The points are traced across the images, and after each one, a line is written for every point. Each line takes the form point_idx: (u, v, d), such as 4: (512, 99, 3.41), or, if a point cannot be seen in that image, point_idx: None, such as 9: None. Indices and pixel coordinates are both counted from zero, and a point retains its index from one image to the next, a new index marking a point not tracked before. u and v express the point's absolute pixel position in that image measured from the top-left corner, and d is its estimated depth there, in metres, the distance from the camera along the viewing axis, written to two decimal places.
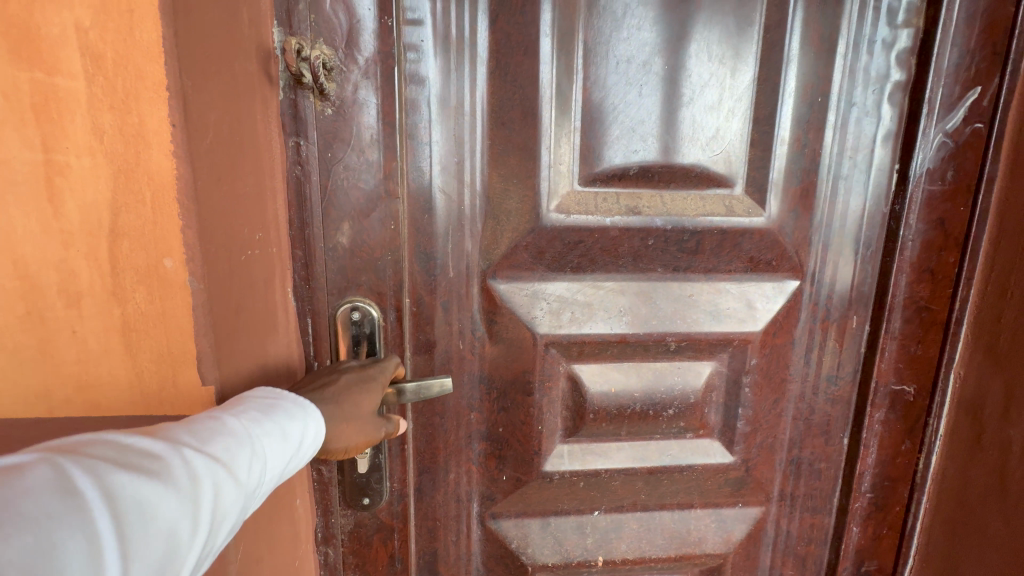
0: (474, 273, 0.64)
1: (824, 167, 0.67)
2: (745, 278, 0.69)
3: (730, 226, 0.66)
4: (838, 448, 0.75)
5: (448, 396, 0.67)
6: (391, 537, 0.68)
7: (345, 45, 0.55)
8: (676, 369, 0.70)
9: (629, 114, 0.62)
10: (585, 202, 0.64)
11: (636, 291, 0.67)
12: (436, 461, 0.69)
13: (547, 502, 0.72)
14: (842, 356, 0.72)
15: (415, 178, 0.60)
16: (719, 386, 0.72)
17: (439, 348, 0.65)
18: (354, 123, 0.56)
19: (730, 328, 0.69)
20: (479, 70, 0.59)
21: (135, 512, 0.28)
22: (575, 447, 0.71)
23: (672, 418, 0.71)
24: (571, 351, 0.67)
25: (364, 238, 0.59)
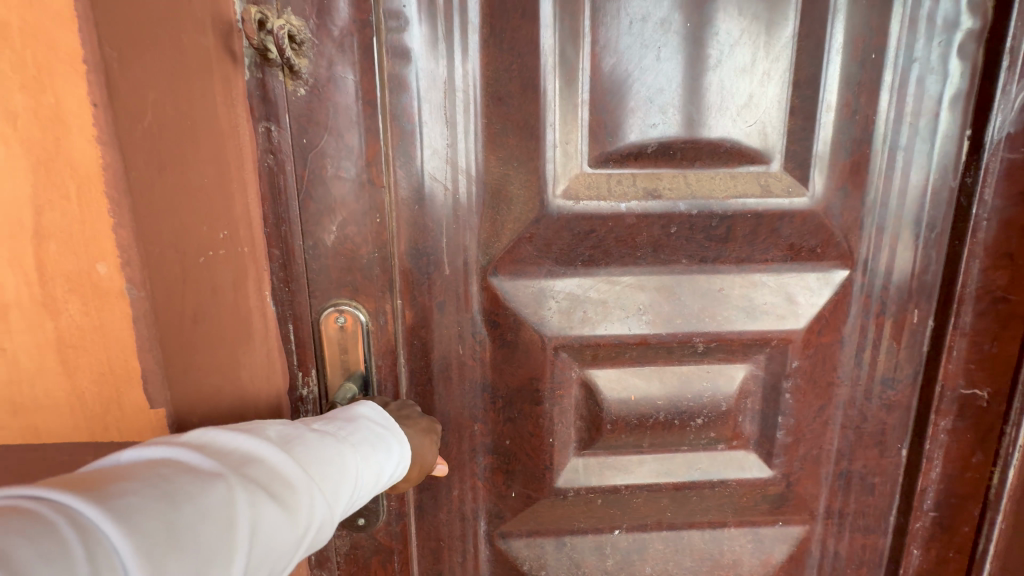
0: (472, 270, 0.57)
1: (879, 136, 0.57)
2: (784, 269, 0.60)
3: (766, 208, 0.57)
4: (895, 460, 0.66)
5: (447, 406, 0.60)
6: (391, 559, 0.63)
7: (316, 13, 0.48)
8: (705, 373, 0.62)
9: (645, 82, 0.54)
10: (597, 185, 0.56)
11: (658, 286, 0.59)
12: (437, 477, 0.62)
13: (562, 520, 0.65)
14: (901, 356, 0.63)
15: (403, 165, 0.53)
16: (754, 392, 0.63)
17: (437, 353, 0.59)
18: (331, 105, 0.50)
19: (767, 326, 0.60)
20: (471, 39, 0.52)
21: (260, 544, 0.31)
22: (593, 461, 0.63)
23: (701, 429, 0.63)
24: (585, 354, 0.60)
25: (348, 233, 0.53)
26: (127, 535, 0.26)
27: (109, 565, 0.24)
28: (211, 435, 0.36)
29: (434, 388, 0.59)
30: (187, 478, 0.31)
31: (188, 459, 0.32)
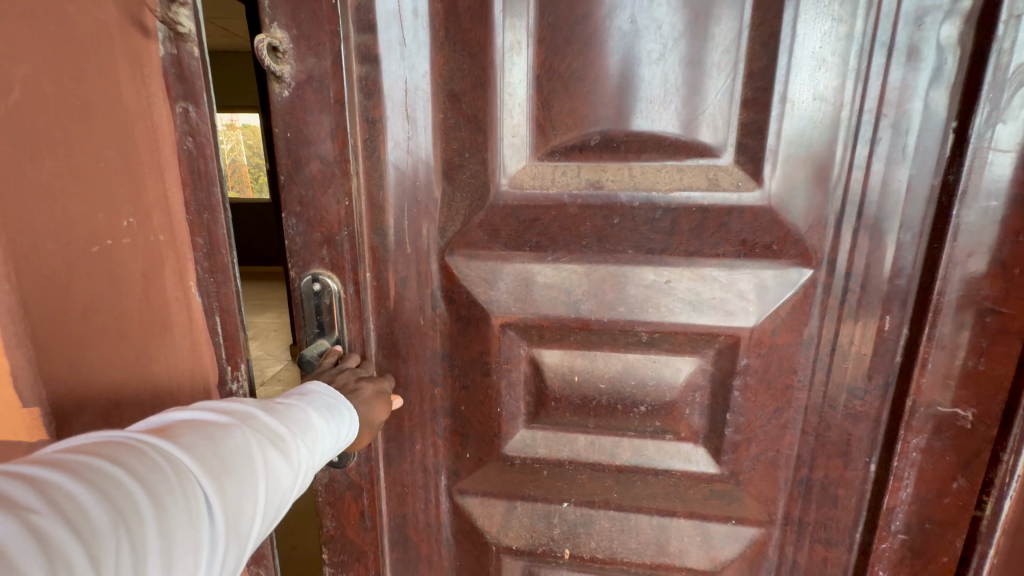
0: (432, 249, 0.64)
1: (844, 129, 0.53)
2: (739, 264, 0.58)
3: (711, 203, 0.58)
4: (861, 474, 0.62)
5: (410, 369, 0.68)
6: (361, 498, 0.72)
7: (296, 24, 0.56)
8: (651, 362, 0.63)
9: (587, 78, 0.56)
10: (541, 176, 0.60)
11: (603, 275, 0.61)
12: (401, 431, 0.71)
13: (512, 485, 0.70)
14: (869, 365, 0.59)
15: (370, 155, 0.61)
16: (702, 386, 0.63)
17: (400, 321, 0.67)
18: (310, 102, 0.58)
19: (715, 320, 0.60)
20: (428, 41, 0.58)
21: (274, 476, 0.41)
22: (540, 435, 0.68)
23: (645, 416, 0.65)
24: (531, 333, 0.64)
25: (322, 213, 0.62)
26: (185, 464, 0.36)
27: (183, 478, 0.35)
28: (215, 402, 0.45)
29: (397, 352, 0.67)
30: (213, 428, 0.40)
31: (204, 417, 0.42)
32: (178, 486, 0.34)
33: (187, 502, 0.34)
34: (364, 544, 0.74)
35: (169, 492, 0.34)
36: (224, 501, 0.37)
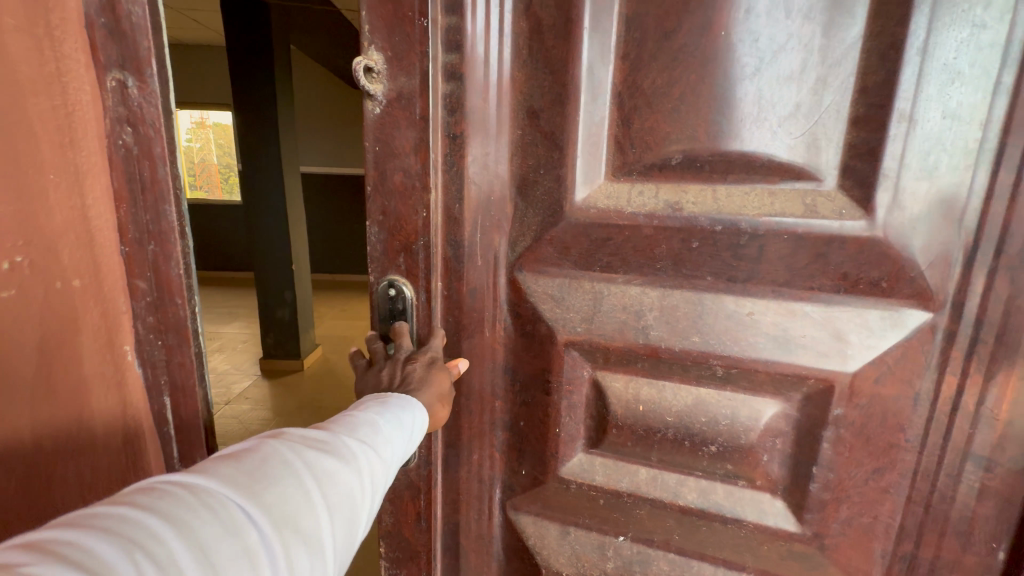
0: (501, 262, 0.64)
1: (984, 153, 0.46)
2: (839, 301, 0.52)
3: (807, 230, 0.52)
4: (983, 560, 0.53)
5: (472, 379, 0.68)
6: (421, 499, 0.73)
7: (392, 46, 0.59)
8: (726, 399, 0.58)
9: (671, 94, 0.54)
10: (616, 195, 0.59)
11: (677, 301, 0.57)
12: (460, 439, 0.71)
13: (567, 509, 0.68)
14: (1001, 432, 0.50)
15: (450, 169, 0.63)
16: (785, 432, 0.57)
17: (466, 331, 0.67)
18: (399, 119, 0.61)
19: (805, 361, 0.54)
20: (511, 59, 0.59)
21: (323, 474, 0.43)
22: (599, 463, 0.65)
23: (715, 457, 0.61)
24: (595, 356, 0.62)
25: (401, 222, 0.64)
26: (215, 486, 0.38)
27: (214, 500, 0.37)
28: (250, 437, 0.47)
29: (460, 362, 0.68)
30: (241, 452, 0.42)
31: (234, 446, 0.43)
32: (207, 506, 0.36)
33: (222, 515, 0.36)
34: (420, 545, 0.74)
35: (201, 514, 0.35)
36: (266, 507, 0.38)
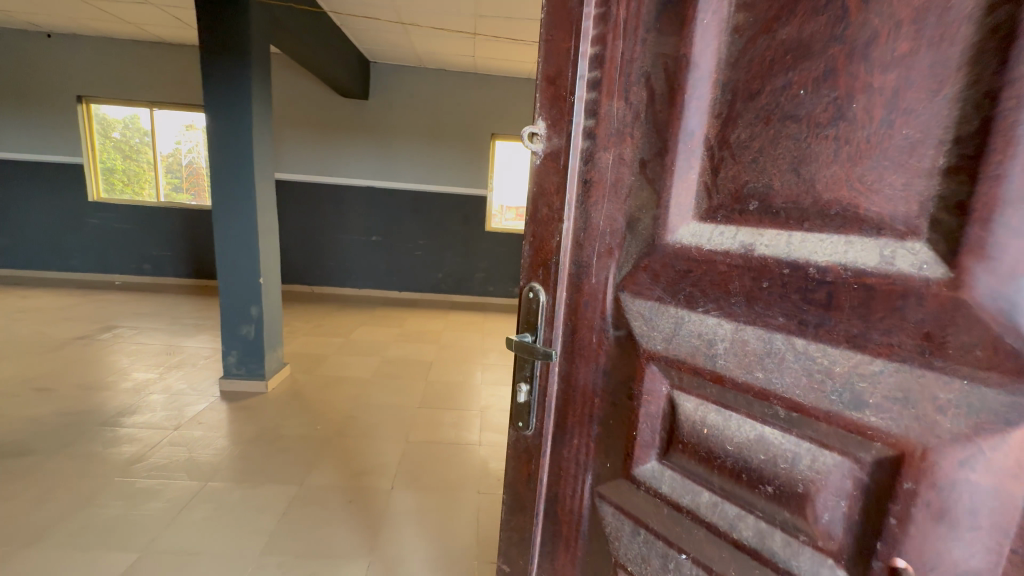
0: (607, 287, 0.63)
1: None
2: (921, 367, 0.39)
3: (876, 278, 0.42)
4: None
5: (578, 373, 0.68)
6: (539, 456, 0.74)
7: (551, 117, 0.67)
8: (791, 445, 0.49)
9: (751, 157, 0.51)
10: (700, 235, 0.55)
11: (748, 336, 0.50)
12: (564, 424, 0.70)
13: (638, 508, 0.62)
14: None
15: (581, 206, 0.65)
16: (849, 493, 0.45)
17: (580, 332, 0.67)
18: (550, 168, 0.68)
19: (872, 420, 0.42)
20: (633, 119, 0.60)
21: None
22: (669, 477, 0.60)
23: (772, 499, 0.51)
24: (671, 374, 0.58)
25: (541, 240, 0.70)
26: None
27: None
28: None
29: (570, 358, 0.68)
30: None
31: None
32: None
33: None
34: (532, 503, 0.75)
35: None
36: None
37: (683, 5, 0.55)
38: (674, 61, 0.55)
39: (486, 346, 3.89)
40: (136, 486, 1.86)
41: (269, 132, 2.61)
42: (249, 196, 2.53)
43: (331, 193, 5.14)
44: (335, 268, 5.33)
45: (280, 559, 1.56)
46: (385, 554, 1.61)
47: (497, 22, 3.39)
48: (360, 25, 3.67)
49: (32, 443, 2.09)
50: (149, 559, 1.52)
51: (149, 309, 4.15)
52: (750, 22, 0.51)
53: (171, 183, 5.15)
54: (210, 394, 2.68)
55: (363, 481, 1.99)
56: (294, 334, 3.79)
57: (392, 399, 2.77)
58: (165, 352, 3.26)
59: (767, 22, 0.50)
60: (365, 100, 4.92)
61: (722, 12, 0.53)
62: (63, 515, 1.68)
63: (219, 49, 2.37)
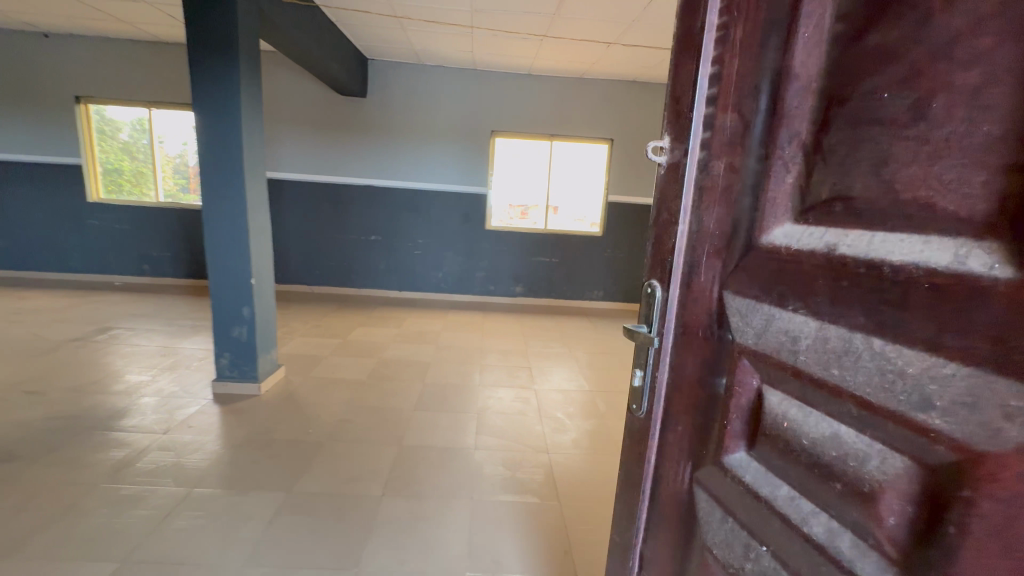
0: (713, 287, 0.61)
1: None
2: (989, 372, 0.35)
3: (950, 274, 0.38)
4: None
5: (681, 366, 0.67)
6: (646, 442, 0.74)
7: (674, 130, 0.68)
8: (861, 446, 0.45)
9: (838, 158, 0.48)
10: (793, 234, 0.52)
11: (826, 332, 0.46)
12: (667, 411, 0.70)
13: (722, 498, 0.60)
14: None
15: (691, 213, 0.65)
16: (907, 493, 0.41)
17: (689, 327, 0.65)
18: (671, 178, 0.68)
19: (937, 423, 0.38)
20: (744, 128, 0.57)
21: None
22: (754, 469, 0.57)
23: (840, 500, 0.47)
24: (760, 369, 0.55)
25: (660, 242, 0.71)
26: None
27: None
28: None
29: (675, 350, 0.68)
30: None
31: None
32: None
33: None
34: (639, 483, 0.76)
35: None
36: None
37: (789, 14, 0.52)
38: (778, 75, 0.54)
39: (485, 346, 3.87)
40: (120, 493, 1.84)
41: (260, 129, 2.58)
42: (240, 194, 2.50)
43: (331, 191, 5.12)
44: (334, 268, 5.31)
45: (261, 570, 1.52)
46: (374, 563, 1.58)
47: (492, 17, 3.34)
48: (353, 20, 3.63)
49: (19, 448, 2.08)
50: (129, 569, 1.50)
51: (146, 311, 4.15)
52: (846, 30, 0.48)
53: (176, 183, 5.11)
54: (202, 397, 2.66)
55: (353, 487, 1.96)
56: (291, 335, 3.78)
57: (388, 402, 2.73)
58: (159, 353, 3.25)
59: (864, 23, 0.46)
60: (362, 98, 4.89)
61: (825, 19, 0.49)
62: (45, 522, 1.67)
63: (207, 45, 2.35)
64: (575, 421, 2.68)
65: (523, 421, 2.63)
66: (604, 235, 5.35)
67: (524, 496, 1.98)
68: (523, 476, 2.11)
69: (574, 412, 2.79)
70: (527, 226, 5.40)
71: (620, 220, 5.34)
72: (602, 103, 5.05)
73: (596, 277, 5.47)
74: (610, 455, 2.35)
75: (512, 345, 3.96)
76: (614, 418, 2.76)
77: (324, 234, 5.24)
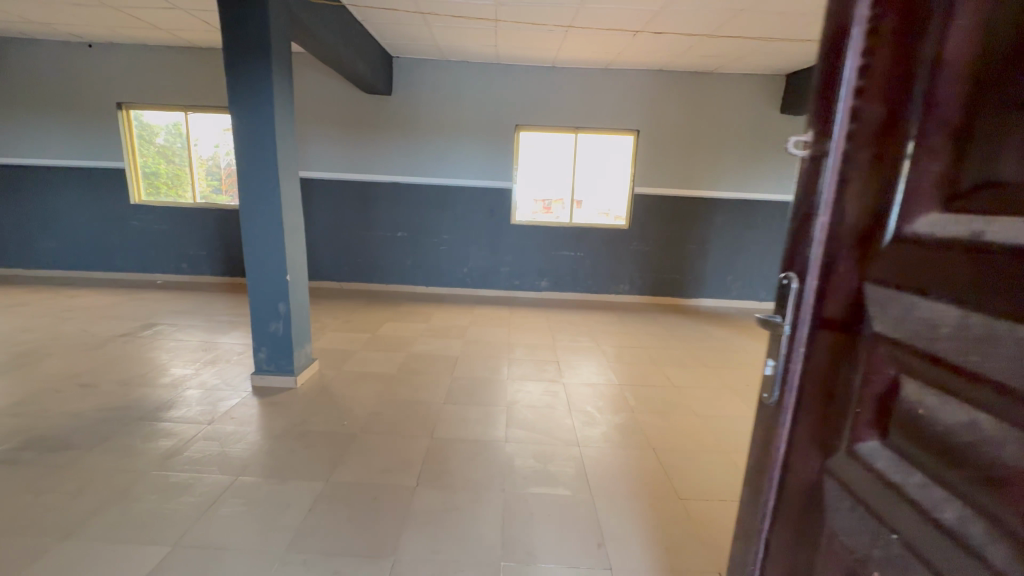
0: (851, 275, 0.67)
1: None
2: None
3: None
4: None
5: (813, 354, 0.73)
6: (776, 427, 0.80)
7: (816, 122, 0.73)
8: (1000, 433, 0.50)
9: (989, 146, 0.52)
10: (938, 225, 0.57)
11: (976, 320, 0.52)
12: (797, 404, 0.76)
13: (856, 482, 0.66)
14: None
15: (831, 201, 0.70)
16: None
17: (825, 319, 0.71)
18: (810, 169, 0.74)
19: None
20: (889, 118, 0.62)
21: None
22: (888, 455, 0.62)
23: (977, 484, 0.52)
24: (898, 357, 0.61)
25: (798, 233, 0.76)
26: None
27: None
28: None
29: (808, 341, 0.74)
30: None
31: None
32: None
33: None
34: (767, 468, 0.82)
35: None
36: None
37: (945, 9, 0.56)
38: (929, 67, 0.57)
39: (512, 341, 3.88)
40: (169, 481, 1.93)
41: (292, 129, 2.64)
42: (274, 193, 2.57)
43: (359, 189, 5.20)
44: (362, 265, 5.41)
45: (304, 557, 1.57)
46: (411, 552, 1.61)
47: (516, 9, 3.33)
48: (380, 18, 3.67)
49: (76, 437, 2.20)
50: (181, 553, 1.57)
51: (186, 308, 4.32)
52: (1003, 24, 0.51)
53: (210, 185, 5.31)
54: (242, 390, 2.77)
55: (387, 478, 2.00)
56: (323, 330, 3.87)
57: (419, 395, 2.78)
58: (200, 348, 3.38)
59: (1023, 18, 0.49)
60: (388, 96, 4.94)
61: (982, 10, 0.53)
62: (103, 507, 1.77)
63: (243, 48, 2.42)
64: (605, 415, 2.67)
65: (552, 415, 2.63)
66: (631, 228, 5.28)
67: (556, 489, 1.99)
68: (555, 470, 2.12)
69: (604, 407, 2.77)
70: (552, 220, 5.38)
71: (647, 212, 5.25)
72: (628, 94, 4.96)
73: (623, 271, 5.41)
74: (642, 450, 2.32)
75: (539, 339, 3.96)
76: (644, 412, 2.73)
77: (353, 232, 5.34)
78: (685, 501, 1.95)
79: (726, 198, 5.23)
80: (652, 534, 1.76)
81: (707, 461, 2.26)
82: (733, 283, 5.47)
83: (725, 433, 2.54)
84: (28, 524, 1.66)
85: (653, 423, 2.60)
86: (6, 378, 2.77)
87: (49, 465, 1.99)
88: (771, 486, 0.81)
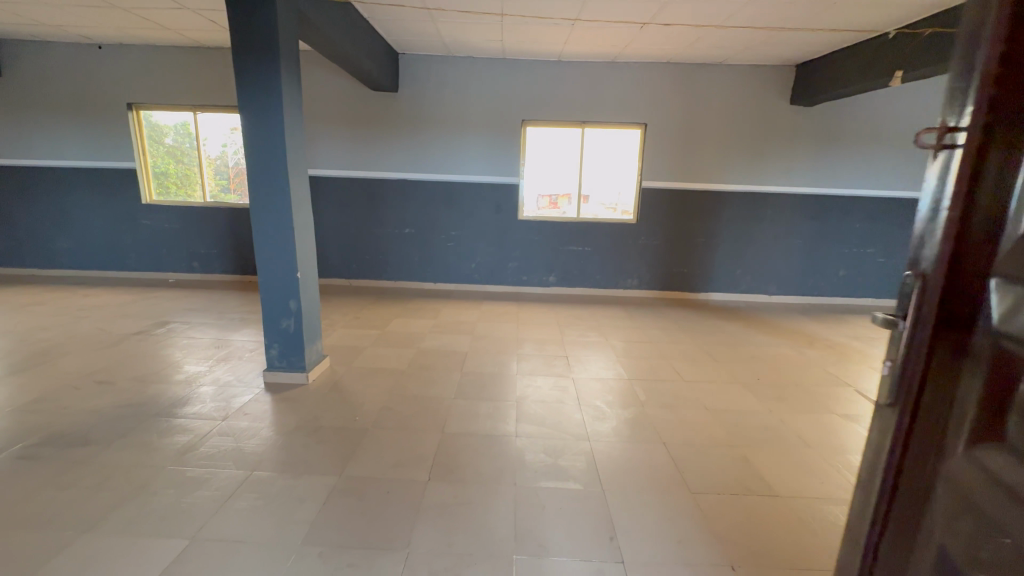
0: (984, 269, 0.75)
1: None
2: None
3: None
4: None
5: (931, 358, 0.81)
6: (893, 429, 0.88)
7: (957, 113, 0.78)
8: None
9: None
10: None
11: None
12: (914, 412, 0.84)
13: (973, 486, 0.74)
14: None
15: (958, 193, 0.76)
16: None
17: (951, 318, 0.79)
18: (945, 159, 0.80)
19: None
20: None
21: None
22: (1006, 457, 0.71)
23: None
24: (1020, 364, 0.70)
25: (928, 226, 0.83)
26: None
27: None
28: None
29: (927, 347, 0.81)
30: None
31: None
32: None
33: None
34: (882, 467, 0.90)
35: None
36: None
37: None
38: None
39: (520, 336, 3.89)
40: (185, 475, 1.96)
41: (301, 127, 2.66)
42: (284, 192, 2.59)
43: (366, 187, 5.22)
44: (371, 262, 5.44)
45: (319, 550, 1.59)
46: (423, 546, 1.63)
47: (522, 3, 3.31)
48: (386, 14, 3.66)
49: (94, 434, 2.24)
50: (198, 546, 1.60)
51: (198, 306, 4.37)
52: None
53: (219, 185, 5.34)
54: (255, 386, 2.80)
55: (399, 473, 2.02)
56: (333, 327, 3.90)
57: (429, 391, 2.79)
58: (213, 345, 3.43)
59: None
60: (394, 93, 4.94)
61: None
62: (121, 501, 1.80)
63: (252, 47, 2.43)
64: (614, 409, 2.67)
65: (562, 409, 2.63)
66: (639, 222, 5.25)
67: (567, 483, 1.99)
68: (565, 464, 2.12)
69: (613, 401, 2.77)
70: (559, 215, 5.37)
71: (655, 206, 5.23)
72: (635, 87, 4.92)
73: (631, 265, 5.39)
74: (651, 444, 2.33)
75: (547, 334, 3.97)
76: (653, 406, 2.73)
77: (361, 230, 5.36)
78: (695, 495, 1.96)
79: (734, 191, 5.19)
80: (663, 526, 1.76)
81: (717, 455, 2.26)
82: (742, 277, 5.43)
83: (735, 427, 2.53)
84: (51, 518, 1.70)
85: (663, 417, 2.60)
86: (25, 376, 2.83)
87: (68, 461, 2.03)
88: (884, 484, 0.89)
